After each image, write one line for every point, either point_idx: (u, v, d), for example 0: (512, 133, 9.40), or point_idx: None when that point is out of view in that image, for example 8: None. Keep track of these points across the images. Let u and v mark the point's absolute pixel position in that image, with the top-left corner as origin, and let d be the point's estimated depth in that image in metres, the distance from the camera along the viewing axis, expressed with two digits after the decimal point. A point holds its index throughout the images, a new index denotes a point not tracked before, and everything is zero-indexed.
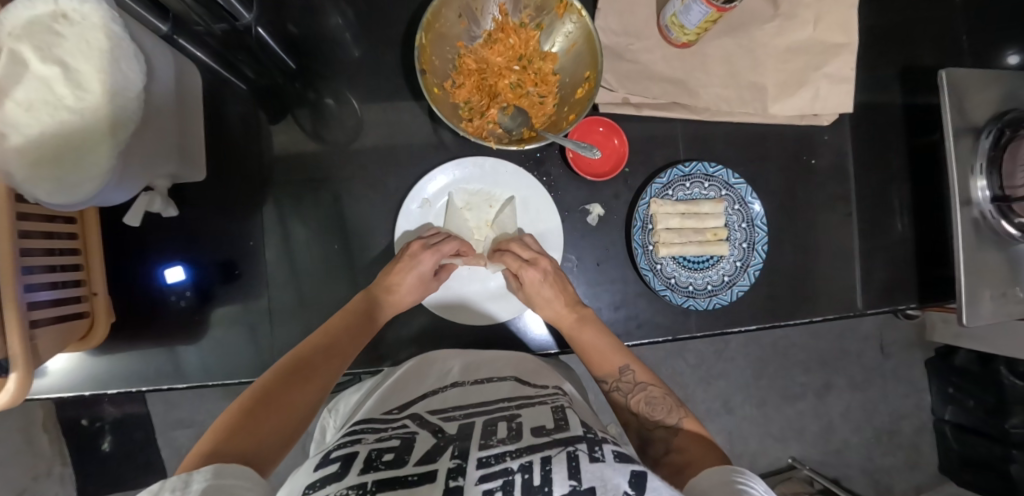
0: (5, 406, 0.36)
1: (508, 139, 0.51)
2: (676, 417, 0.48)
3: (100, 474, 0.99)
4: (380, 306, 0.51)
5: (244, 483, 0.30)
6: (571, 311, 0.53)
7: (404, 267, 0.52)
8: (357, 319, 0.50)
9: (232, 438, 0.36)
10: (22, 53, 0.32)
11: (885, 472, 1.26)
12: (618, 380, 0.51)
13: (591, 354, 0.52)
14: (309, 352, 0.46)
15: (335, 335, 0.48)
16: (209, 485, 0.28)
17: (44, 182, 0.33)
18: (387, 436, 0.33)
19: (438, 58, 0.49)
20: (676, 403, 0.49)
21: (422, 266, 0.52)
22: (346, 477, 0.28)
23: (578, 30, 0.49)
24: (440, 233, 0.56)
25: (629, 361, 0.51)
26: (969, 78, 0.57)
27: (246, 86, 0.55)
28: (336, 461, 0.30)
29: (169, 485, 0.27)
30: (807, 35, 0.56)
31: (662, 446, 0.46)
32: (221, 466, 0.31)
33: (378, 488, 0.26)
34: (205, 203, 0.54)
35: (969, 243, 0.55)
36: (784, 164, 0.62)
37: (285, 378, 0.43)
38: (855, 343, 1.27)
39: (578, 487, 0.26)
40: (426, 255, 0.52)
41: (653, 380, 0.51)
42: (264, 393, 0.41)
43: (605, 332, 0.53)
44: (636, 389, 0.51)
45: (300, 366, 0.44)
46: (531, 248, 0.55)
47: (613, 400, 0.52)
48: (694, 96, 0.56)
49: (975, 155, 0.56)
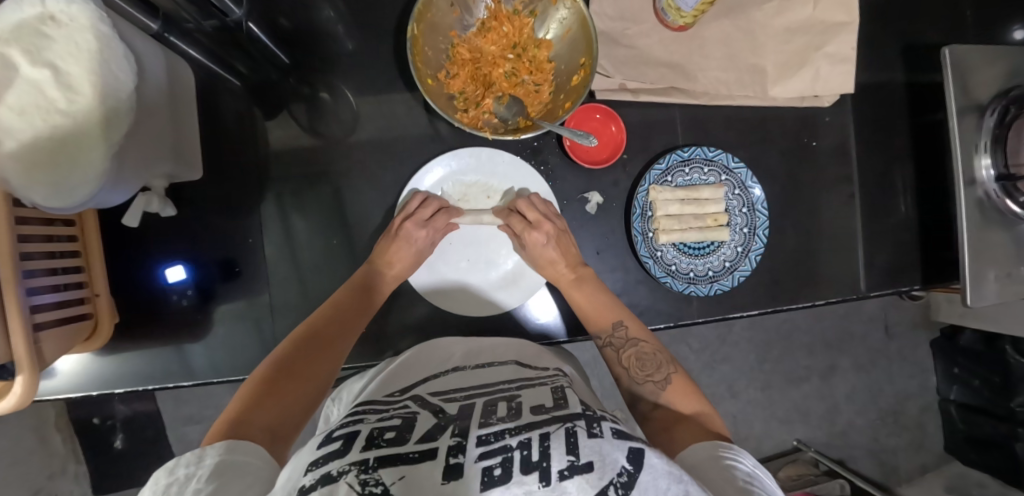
0: (13, 410, 0.37)
1: (503, 128, 0.50)
2: (664, 373, 0.48)
3: (116, 469, 1.02)
4: (381, 276, 0.52)
5: (255, 461, 0.31)
6: (571, 270, 0.54)
7: (404, 244, 0.52)
8: (360, 289, 0.50)
9: (254, 412, 0.37)
10: (11, 57, 0.31)
11: (890, 453, 1.27)
12: (610, 336, 0.51)
13: (586, 310, 0.52)
14: (321, 321, 0.47)
15: (342, 304, 0.49)
16: (221, 460, 0.30)
17: (41, 185, 0.33)
18: (390, 415, 0.34)
19: (431, 48, 0.48)
20: (666, 360, 0.49)
21: (418, 245, 0.52)
22: (349, 453, 0.28)
23: (572, 16, 0.47)
24: (428, 204, 0.53)
25: (623, 317, 0.51)
26: (973, 53, 0.56)
27: (240, 83, 0.55)
28: (339, 438, 0.30)
29: (183, 460, 0.29)
30: (807, 14, 0.55)
31: (651, 401, 0.48)
32: (235, 442, 0.32)
33: (380, 464, 0.26)
34: (204, 202, 0.54)
35: (974, 224, 0.55)
36: (786, 147, 0.61)
37: (299, 349, 0.44)
38: (860, 325, 1.27)
39: (576, 462, 0.27)
40: (419, 233, 0.52)
41: (646, 337, 0.51)
42: (279, 365, 0.42)
43: (603, 291, 0.53)
44: (627, 345, 0.50)
45: (313, 337, 0.45)
46: (545, 209, 0.54)
47: (606, 354, 0.52)
48: (692, 80, 0.55)
49: (979, 133, 0.55)
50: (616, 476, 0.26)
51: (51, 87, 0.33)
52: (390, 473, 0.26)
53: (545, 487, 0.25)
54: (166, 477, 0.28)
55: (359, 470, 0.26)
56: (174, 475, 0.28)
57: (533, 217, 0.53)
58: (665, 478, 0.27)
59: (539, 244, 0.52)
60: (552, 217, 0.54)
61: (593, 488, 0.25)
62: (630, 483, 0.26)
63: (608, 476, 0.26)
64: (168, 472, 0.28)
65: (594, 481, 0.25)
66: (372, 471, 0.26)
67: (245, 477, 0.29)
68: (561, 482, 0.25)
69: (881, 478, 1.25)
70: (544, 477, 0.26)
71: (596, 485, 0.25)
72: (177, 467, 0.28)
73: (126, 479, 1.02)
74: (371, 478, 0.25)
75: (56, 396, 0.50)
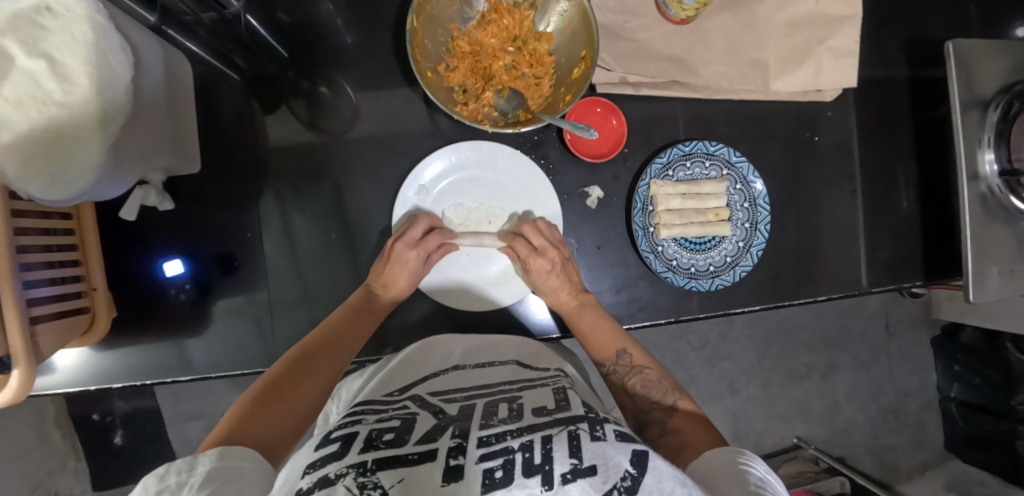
0: (8, 403, 0.36)
1: (503, 122, 0.49)
2: (671, 400, 0.48)
3: (116, 465, 1.01)
4: (380, 296, 0.52)
5: (249, 464, 0.31)
6: (573, 298, 0.53)
7: (396, 265, 0.51)
8: (358, 311, 0.50)
9: (246, 426, 0.36)
10: (6, 48, 0.31)
11: (890, 451, 1.26)
12: (615, 363, 0.51)
13: (590, 338, 0.52)
14: (317, 342, 0.47)
15: (341, 326, 0.49)
16: (215, 468, 0.29)
17: (38, 179, 0.33)
18: (388, 416, 0.34)
19: (431, 41, 0.48)
20: (672, 386, 0.49)
21: (409, 266, 0.51)
22: (347, 456, 0.28)
23: (573, 8, 0.47)
24: (420, 226, 0.53)
25: (627, 345, 0.51)
26: (976, 48, 0.55)
27: (240, 77, 0.55)
28: (338, 440, 0.30)
29: (175, 468, 0.28)
30: (809, 7, 0.54)
31: (659, 429, 0.46)
32: (228, 448, 0.32)
33: (378, 467, 0.26)
34: (202, 196, 0.54)
35: (977, 220, 0.54)
36: (787, 142, 0.61)
37: (295, 369, 0.43)
38: (861, 322, 1.26)
39: (579, 465, 0.26)
40: (409, 253, 0.51)
41: (650, 364, 0.51)
42: (272, 384, 0.42)
43: (606, 316, 0.54)
44: (632, 372, 0.50)
45: (307, 358, 0.45)
46: (545, 235, 0.54)
47: (611, 384, 0.52)
48: (694, 74, 0.55)
49: (982, 128, 0.55)
50: (620, 479, 0.25)
51: (47, 79, 0.32)
52: (389, 476, 0.26)
53: (548, 491, 0.25)
54: (156, 483, 0.26)
55: (357, 473, 0.26)
56: (165, 483, 0.26)
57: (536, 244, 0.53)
58: (670, 481, 0.27)
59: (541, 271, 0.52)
60: (559, 244, 0.54)
61: (597, 491, 0.24)
62: (634, 487, 0.25)
63: (612, 480, 0.25)
64: (159, 479, 0.27)
65: (597, 485, 0.25)
66: (370, 473, 0.25)
67: (239, 481, 0.29)
68: (565, 485, 0.25)
69: (881, 475, 1.25)
70: (546, 481, 0.25)
71: (600, 490, 0.25)
72: (168, 475, 0.27)
73: (125, 476, 1.02)
74: (369, 480, 0.25)
75: (54, 390, 0.50)
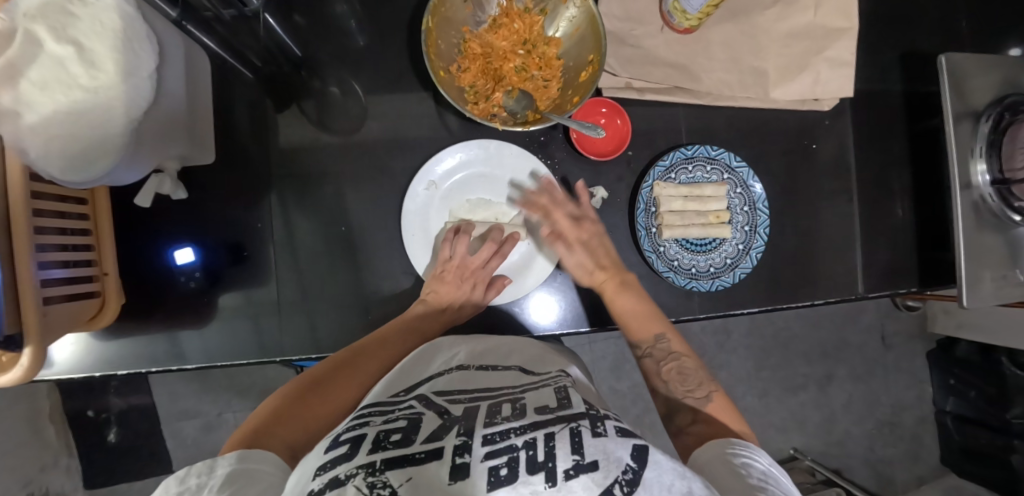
0: (19, 382, 0.36)
1: (513, 121, 0.51)
2: (705, 390, 0.48)
3: (107, 463, 1.00)
4: (427, 316, 0.53)
5: (267, 467, 0.31)
6: (615, 276, 0.54)
7: (462, 296, 0.55)
8: (405, 328, 0.52)
9: (274, 423, 0.38)
10: (37, 34, 0.31)
11: (886, 464, 1.27)
12: (652, 347, 0.51)
13: (629, 319, 0.52)
14: (360, 350, 0.48)
15: (384, 338, 0.50)
16: (233, 470, 0.29)
17: (58, 159, 0.34)
18: (395, 417, 0.32)
19: (444, 41, 0.50)
20: (707, 377, 0.49)
21: (473, 295, 0.55)
22: (357, 457, 0.26)
23: (582, 14, 0.49)
24: (465, 241, 0.56)
25: (666, 330, 0.51)
26: (968, 62, 0.57)
27: (253, 75, 0.56)
28: (347, 441, 0.28)
29: (194, 469, 0.28)
30: (808, 20, 0.56)
31: (688, 416, 0.46)
32: (247, 451, 0.32)
33: (387, 466, 0.25)
34: (215, 187, 0.55)
35: (969, 226, 0.56)
36: (786, 149, 0.62)
37: (336, 371, 0.45)
38: (857, 334, 1.27)
39: (582, 462, 0.26)
40: (481, 290, 0.56)
41: (688, 352, 0.51)
42: (308, 385, 0.43)
43: (645, 301, 0.54)
44: (669, 358, 0.50)
45: (346, 360, 0.46)
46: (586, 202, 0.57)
47: (643, 366, 0.52)
48: (696, 81, 0.57)
49: (974, 138, 0.57)
50: (622, 474, 0.26)
51: (74, 64, 0.33)
52: (397, 475, 0.25)
53: (551, 488, 0.25)
54: (178, 486, 0.27)
55: (367, 473, 0.25)
56: (186, 484, 0.27)
57: (573, 232, 0.55)
58: (670, 474, 0.27)
59: (582, 268, 0.55)
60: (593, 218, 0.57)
61: (599, 486, 0.25)
62: (635, 480, 0.26)
63: (613, 475, 0.26)
64: (180, 481, 0.27)
65: (599, 481, 0.25)
66: (379, 473, 0.25)
67: (258, 485, 0.29)
68: (568, 481, 0.25)
69: (876, 488, 1.25)
70: (550, 478, 0.25)
71: (601, 485, 0.25)
72: (188, 478, 0.27)
73: (117, 474, 1.01)
74: (378, 480, 0.24)
75: (59, 376, 0.50)
